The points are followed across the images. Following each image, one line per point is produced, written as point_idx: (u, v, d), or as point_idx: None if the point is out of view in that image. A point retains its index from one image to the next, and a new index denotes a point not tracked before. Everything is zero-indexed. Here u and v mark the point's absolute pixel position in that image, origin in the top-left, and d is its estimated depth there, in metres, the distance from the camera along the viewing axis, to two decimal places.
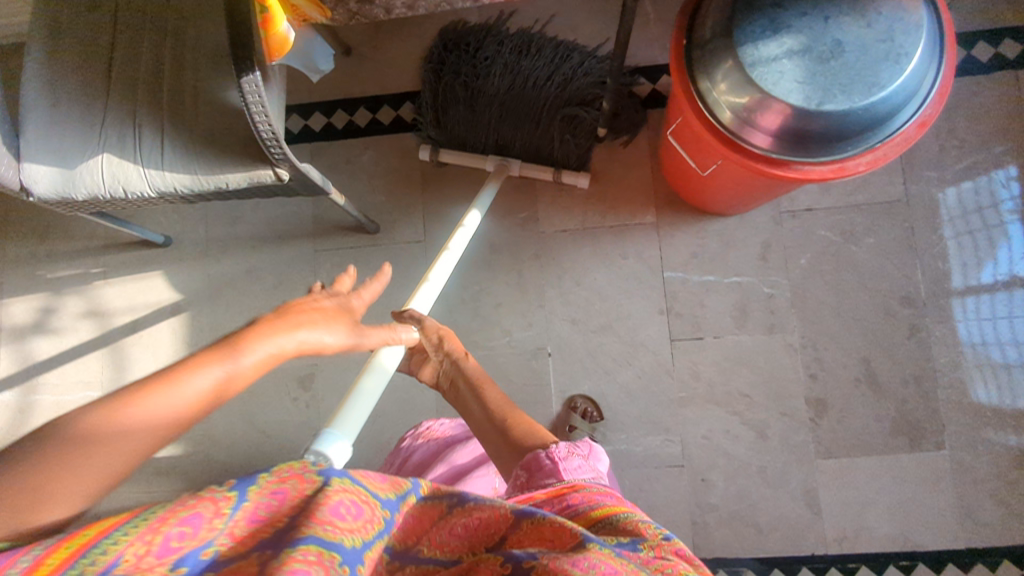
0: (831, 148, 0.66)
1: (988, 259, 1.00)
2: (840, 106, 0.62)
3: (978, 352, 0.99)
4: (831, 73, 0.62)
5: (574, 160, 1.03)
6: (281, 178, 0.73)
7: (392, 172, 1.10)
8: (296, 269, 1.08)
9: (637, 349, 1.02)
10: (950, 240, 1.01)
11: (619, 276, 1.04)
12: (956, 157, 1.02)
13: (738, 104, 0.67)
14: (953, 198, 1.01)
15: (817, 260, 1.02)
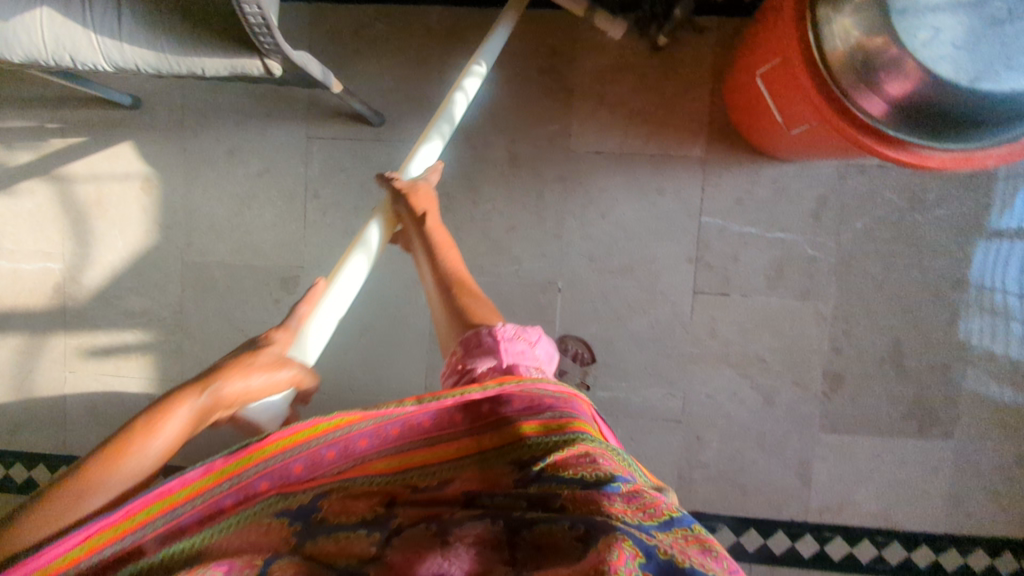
0: (965, 138, 0.56)
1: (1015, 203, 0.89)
2: (997, 85, 0.52)
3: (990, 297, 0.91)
4: (992, 43, 0.52)
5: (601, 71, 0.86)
6: (272, 71, 0.62)
7: (407, 53, 0.94)
8: (286, 156, 0.96)
9: (654, 297, 0.95)
10: (1000, 181, 0.89)
11: (649, 215, 0.93)
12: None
13: (860, 56, 0.56)
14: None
15: (873, 226, 0.91)
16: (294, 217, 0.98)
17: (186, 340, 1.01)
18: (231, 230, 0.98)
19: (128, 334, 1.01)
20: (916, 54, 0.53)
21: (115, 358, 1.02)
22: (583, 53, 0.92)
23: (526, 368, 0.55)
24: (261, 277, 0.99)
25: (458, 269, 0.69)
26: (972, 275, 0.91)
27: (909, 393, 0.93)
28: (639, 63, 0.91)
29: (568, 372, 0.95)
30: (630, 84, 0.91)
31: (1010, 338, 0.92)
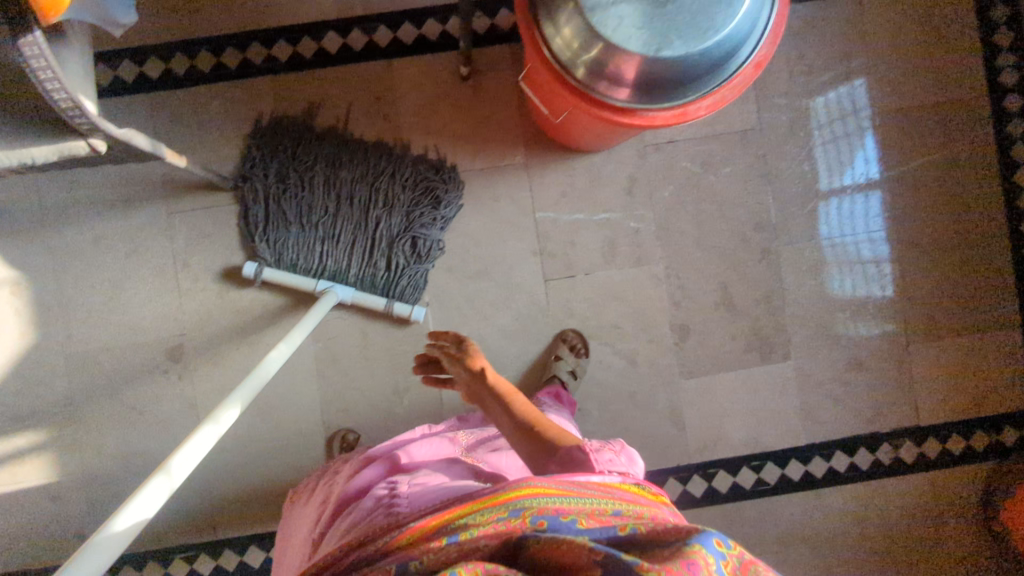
0: (676, 95, 0.70)
1: (849, 163, 1.06)
2: (677, 53, 0.64)
3: (847, 250, 1.07)
4: (670, 18, 0.64)
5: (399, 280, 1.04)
6: (98, 148, 0.71)
7: (246, 121, 1.04)
8: (152, 235, 1.04)
9: (512, 291, 1.06)
10: (818, 147, 1.06)
11: (490, 221, 1.05)
12: (847, 85, 1.06)
13: (581, 51, 0.66)
14: (820, 109, 1.06)
15: (678, 192, 1.06)
16: (168, 288, 1.04)
17: (81, 430, 1.03)
18: (109, 313, 1.03)
19: (20, 437, 1.02)
20: (618, 37, 0.64)
21: (10, 465, 1.02)
22: (401, 93, 1.04)
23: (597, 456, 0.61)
24: (147, 352, 1.04)
25: (534, 414, 0.65)
26: (822, 227, 1.06)
27: (745, 327, 1.07)
28: (451, 93, 1.04)
29: (564, 358, 1.02)
30: (448, 112, 1.04)
31: (865, 282, 1.07)
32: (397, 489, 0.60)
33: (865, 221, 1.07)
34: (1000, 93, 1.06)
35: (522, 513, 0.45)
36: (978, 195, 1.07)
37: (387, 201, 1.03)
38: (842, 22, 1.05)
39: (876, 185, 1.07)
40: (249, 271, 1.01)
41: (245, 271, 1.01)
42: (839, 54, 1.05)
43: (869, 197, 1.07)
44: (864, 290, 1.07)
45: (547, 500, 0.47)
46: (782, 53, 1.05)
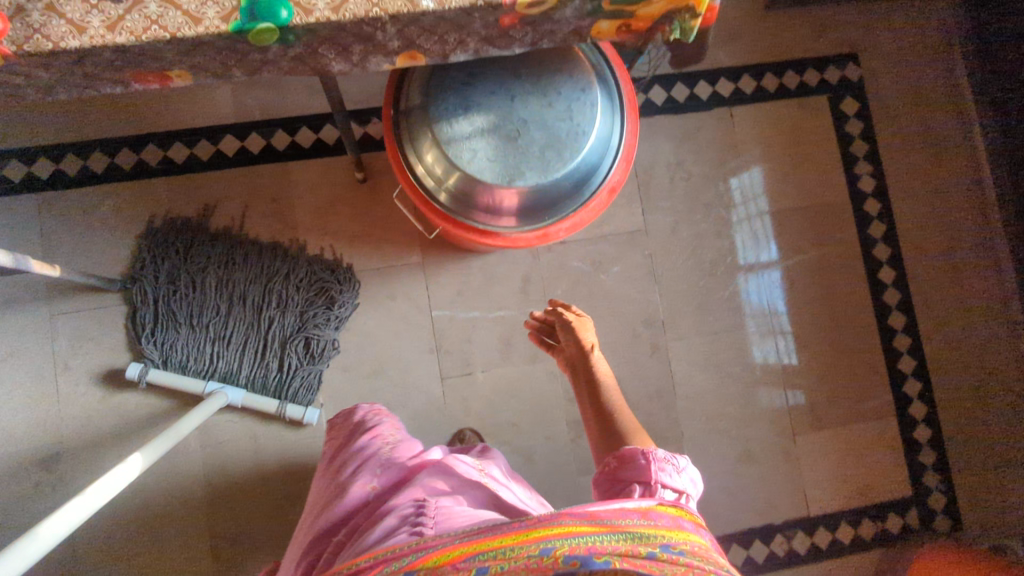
0: (535, 215, 0.74)
1: (763, 241, 1.13)
2: (528, 183, 0.68)
3: (767, 319, 1.12)
4: (520, 151, 0.68)
5: (293, 382, 1.03)
6: None
7: (137, 220, 1.02)
8: (30, 338, 1.00)
9: (408, 390, 1.05)
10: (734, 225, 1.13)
11: (387, 320, 1.06)
12: (752, 170, 1.14)
13: (442, 177, 0.70)
14: (736, 189, 1.14)
15: (571, 290, 1.09)
16: (46, 393, 1.00)
17: None
18: None
19: None
20: (471, 168, 0.68)
21: None
22: (298, 195, 1.05)
23: (643, 478, 0.60)
24: (16, 463, 0.98)
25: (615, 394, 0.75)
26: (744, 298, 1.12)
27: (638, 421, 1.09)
28: (349, 195, 1.06)
29: None
30: (345, 213, 1.06)
31: (779, 352, 1.12)
32: (424, 508, 0.58)
33: (778, 294, 1.13)
34: (863, 197, 1.15)
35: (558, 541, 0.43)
36: (850, 291, 1.14)
37: (281, 301, 1.02)
38: (718, 133, 1.14)
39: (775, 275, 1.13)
40: (133, 373, 0.98)
41: (128, 373, 0.98)
42: (716, 162, 1.13)
43: (781, 271, 1.14)
44: (780, 360, 1.12)
45: (584, 529, 0.45)
46: (664, 161, 1.12)
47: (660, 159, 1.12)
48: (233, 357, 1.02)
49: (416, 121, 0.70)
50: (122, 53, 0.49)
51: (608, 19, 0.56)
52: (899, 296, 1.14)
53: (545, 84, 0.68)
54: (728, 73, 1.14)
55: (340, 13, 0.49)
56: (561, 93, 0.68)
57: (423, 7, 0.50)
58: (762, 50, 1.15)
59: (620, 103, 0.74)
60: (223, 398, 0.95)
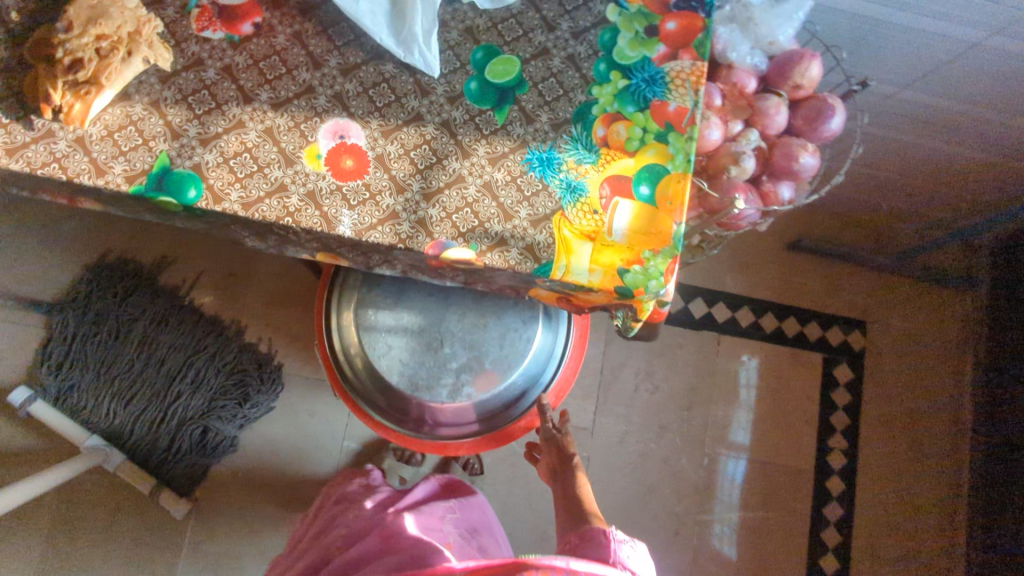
0: (440, 425, 0.69)
1: (744, 432, 1.08)
2: (434, 397, 0.64)
3: (725, 509, 1.05)
4: (436, 363, 0.64)
5: (178, 467, 0.95)
6: None
7: (88, 249, 0.97)
8: None
9: (290, 513, 0.99)
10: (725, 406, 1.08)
11: (297, 433, 1.00)
12: (755, 363, 1.09)
13: (354, 357, 0.66)
14: (745, 366, 1.09)
15: (495, 466, 1.02)
16: None
17: None
18: None
19: None
20: (381, 363, 0.64)
21: None
22: (258, 278, 1.01)
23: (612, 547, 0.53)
24: None
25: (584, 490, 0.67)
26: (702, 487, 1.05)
27: None
28: (308, 295, 1.02)
29: None
30: (296, 312, 1.01)
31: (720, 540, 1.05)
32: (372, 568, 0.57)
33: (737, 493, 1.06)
34: (827, 473, 1.08)
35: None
36: (784, 569, 1.05)
37: (196, 380, 0.96)
38: (698, 356, 1.08)
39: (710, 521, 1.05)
40: (17, 398, 0.90)
41: (12, 397, 0.89)
42: (686, 385, 1.08)
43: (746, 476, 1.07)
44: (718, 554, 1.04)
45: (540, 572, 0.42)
46: (634, 366, 1.07)
47: (631, 363, 1.07)
48: (126, 419, 0.94)
49: (343, 297, 0.66)
50: (16, 176, 0.46)
51: (546, 287, 0.52)
52: None
53: (483, 305, 0.65)
54: (728, 299, 1.10)
55: (250, 211, 0.46)
56: (502, 318, 0.65)
57: (339, 232, 0.46)
58: (768, 288, 1.11)
59: (566, 339, 0.71)
60: (99, 457, 0.87)
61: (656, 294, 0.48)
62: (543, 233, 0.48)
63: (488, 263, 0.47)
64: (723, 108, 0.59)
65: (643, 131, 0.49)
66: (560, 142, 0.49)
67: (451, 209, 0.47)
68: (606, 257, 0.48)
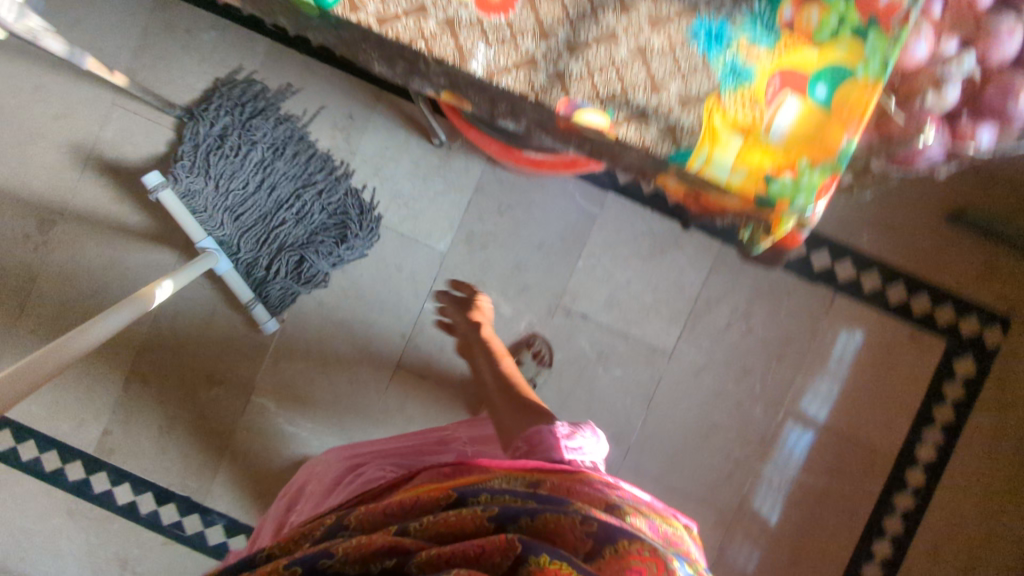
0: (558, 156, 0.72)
1: (822, 406, 1.01)
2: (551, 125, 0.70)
3: (782, 474, 1.01)
4: None
5: (274, 288, 1.00)
6: (29, 30, 0.69)
7: (226, 64, 1.00)
8: (85, 111, 1.01)
9: (361, 356, 1.03)
10: (821, 366, 1.01)
11: (382, 284, 1.02)
12: (860, 336, 1.01)
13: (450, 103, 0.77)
14: (844, 342, 1.01)
15: (563, 364, 1.02)
16: (71, 166, 1.02)
17: None
18: (7, 156, 1.02)
19: None
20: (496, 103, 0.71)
21: None
22: (375, 127, 1.01)
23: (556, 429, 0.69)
24: (21, 208, 1.02)
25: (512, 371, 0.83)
26: (771, 442, 1.01)
27: None
28: (418, 154, 1.01)
29: None
30: (405, 168, 1.01)
31: (765, 501, 1.01)
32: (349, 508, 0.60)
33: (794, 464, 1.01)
34: (909, 462, 1.00)
35: (579, 476, 0.57)
36: (829, 540, 1.01)
37: (302, 211, 0.99)
38: (805, 309, 1.01)
39: (768, 477, 1.01)
40: (149, 181, 0.93)
41: (147, 179, 0.92)
42: (782, 336, 1.01)
43: (805, 450, 1.01)
44: (762, 520, 1.01)
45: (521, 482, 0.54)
46: (732, 303, 1.01)
47: (729, 298, 1.01)
48: (236, 231, 0.98)
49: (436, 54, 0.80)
50: None
51: (676, 180, 0.47)
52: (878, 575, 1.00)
53: None
54: (857, 258, 1.00)
55: (383, 28, 0.42)
56: None
57: (470, 69, 0.43)
58: (905, 255, 1.00)
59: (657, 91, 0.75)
60: (211, 260, 0.93)
61: (800, 212, 0.43)
62: (690, 115, 0.42)
63: (620, 136, 0.43)
64: (942, 21, 0.48)
65: (839, 22, 0.41)
66: (736, 16, 0.42)
67: (594, 67, 0.42)
68: (755, 158, 0.42)
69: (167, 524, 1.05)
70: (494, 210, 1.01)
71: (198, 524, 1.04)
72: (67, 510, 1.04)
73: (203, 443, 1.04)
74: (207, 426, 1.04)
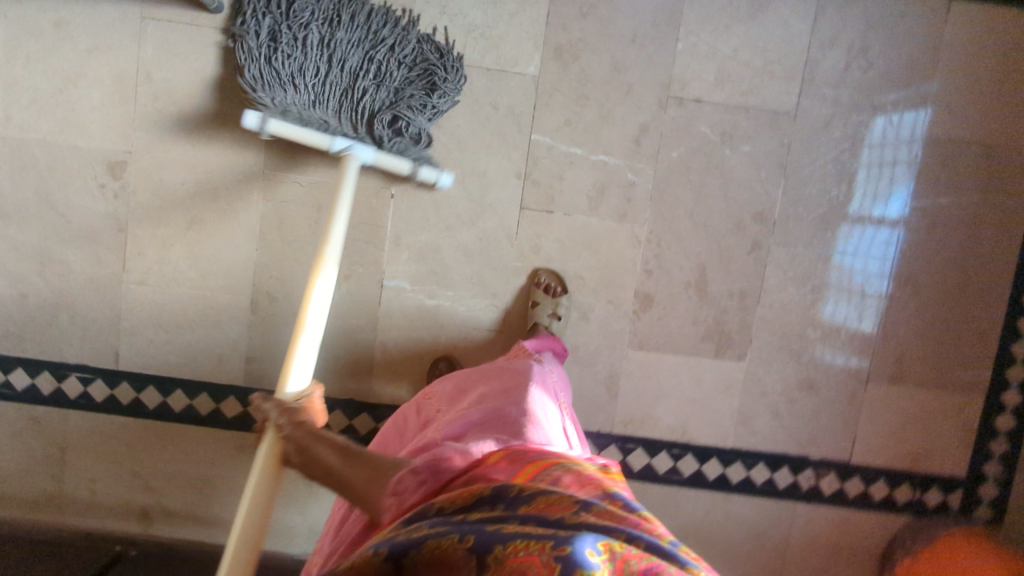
0: None
1: (885, 197, 0.99)
2: None
3: (851, 278, 1.00)
4: None
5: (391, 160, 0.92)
6: None
7: None
8: (117, 36, 0.95)
9: (483, 209, 0.99)
10: (951, 81, 0.96)
11: (481, 128, 0.97)
12: (915, 110, 0.97)
13: None
14: (880, 130, 0.97)
15: (687, 157, 0.98)
16: (122, 98, 0.96)
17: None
18: (53, 105, 0.95)
19: None
20: None
21: None
22: None
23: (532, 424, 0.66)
24: (86, 159, 0.97)
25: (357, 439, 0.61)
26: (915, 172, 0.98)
27: (710, 315, 1.01)
28: None
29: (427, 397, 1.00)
30: None
31: (856, 310, 1.01)
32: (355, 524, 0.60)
33: (879, 252, 1.00)
34: None
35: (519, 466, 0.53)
36: (993, 253, 1.00)
37: (378, 74, 0.91)
38: (922, 26, 0.95)
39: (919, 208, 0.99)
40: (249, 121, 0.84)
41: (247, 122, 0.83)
42: (904, 61, 0.96)
43: (892, 235, 0.99)
44: (849, 326, 1.02)
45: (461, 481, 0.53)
46: (845, 40, 0.95)
47: (842, 38, 0.95)
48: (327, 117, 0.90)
49: None
50: None
51: None
52: None
53: None
54: None
55: None
56: None
57: None
58: None
59: None
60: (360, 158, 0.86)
61: None
62: None
63: None
64: None
65: None
66: None
67: None
68: None
69: (339, 431, 1.03)
70: (576, 14, 0.94)
71: (370, 422, 1.03)
72: (238, 446, 1.04)
73: (348, 342, 1.01)
74: (348, 324, 1.01)
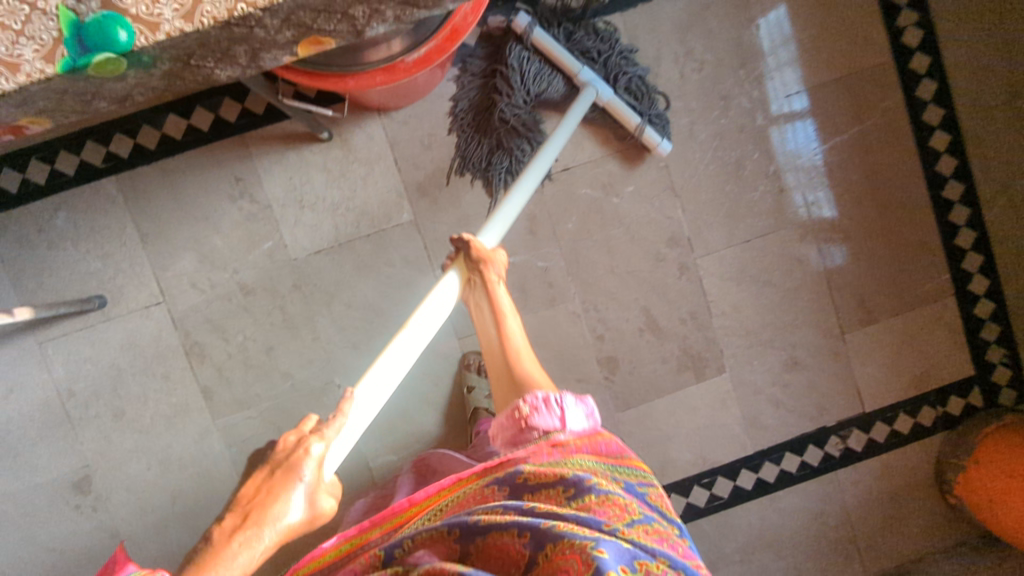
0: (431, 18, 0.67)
1: (800, 89, 0.99)
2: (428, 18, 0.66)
3: (804, 171, 1.00)
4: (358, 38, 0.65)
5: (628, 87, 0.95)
6: None
7: (102, 228, 0.94)
8: (24, 370, 0.96)
9: (427, 354, 1.01)
10: (780, 42, 0.98)
11: (388, 288, 0.98)
12: (773, 15, 0.98)
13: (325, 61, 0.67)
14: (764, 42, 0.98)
15: (583, 222, 0.99)
16: (56, 421, 0.96)
17: None
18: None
19: None
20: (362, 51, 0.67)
21: None
22: (265, 170, 0.95)
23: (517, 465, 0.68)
24: (49, 493, 0.97)
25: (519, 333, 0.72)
26: (789, 130, 0.99)
27: (675, 348, 1.02)
28: (320, 160, 0.95)
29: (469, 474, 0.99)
30: (321, 180, 0.96)
31: (817, 205, 1.01)
32: None
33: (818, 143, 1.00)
34: (907, 54, 0.99)
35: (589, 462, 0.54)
36: (898, 168, 1.01)
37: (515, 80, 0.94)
38: (730, 8, 0.97)
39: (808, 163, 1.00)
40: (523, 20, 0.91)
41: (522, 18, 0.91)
42: (730, 44, 0.97)
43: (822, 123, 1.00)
44: (823, 216, 1.01)
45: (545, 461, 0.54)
46: (669, 53, 0.97)
47: (665, 52, 0.97)
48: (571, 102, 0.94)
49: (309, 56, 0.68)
50: None
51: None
52: (954, 163, 1.01)
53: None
54: None
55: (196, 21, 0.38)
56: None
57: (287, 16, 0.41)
58: None
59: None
60: (592, 91, 0.89)
61: None
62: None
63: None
64: None
65: None
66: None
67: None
68: None
69: None
70: (421, 148, 0.96)
71: None
72: None
73: None
74: None
